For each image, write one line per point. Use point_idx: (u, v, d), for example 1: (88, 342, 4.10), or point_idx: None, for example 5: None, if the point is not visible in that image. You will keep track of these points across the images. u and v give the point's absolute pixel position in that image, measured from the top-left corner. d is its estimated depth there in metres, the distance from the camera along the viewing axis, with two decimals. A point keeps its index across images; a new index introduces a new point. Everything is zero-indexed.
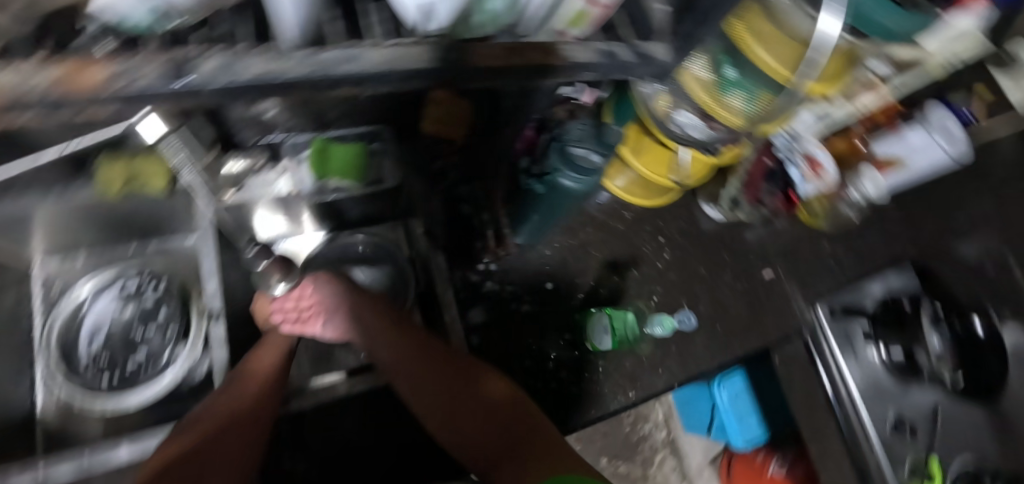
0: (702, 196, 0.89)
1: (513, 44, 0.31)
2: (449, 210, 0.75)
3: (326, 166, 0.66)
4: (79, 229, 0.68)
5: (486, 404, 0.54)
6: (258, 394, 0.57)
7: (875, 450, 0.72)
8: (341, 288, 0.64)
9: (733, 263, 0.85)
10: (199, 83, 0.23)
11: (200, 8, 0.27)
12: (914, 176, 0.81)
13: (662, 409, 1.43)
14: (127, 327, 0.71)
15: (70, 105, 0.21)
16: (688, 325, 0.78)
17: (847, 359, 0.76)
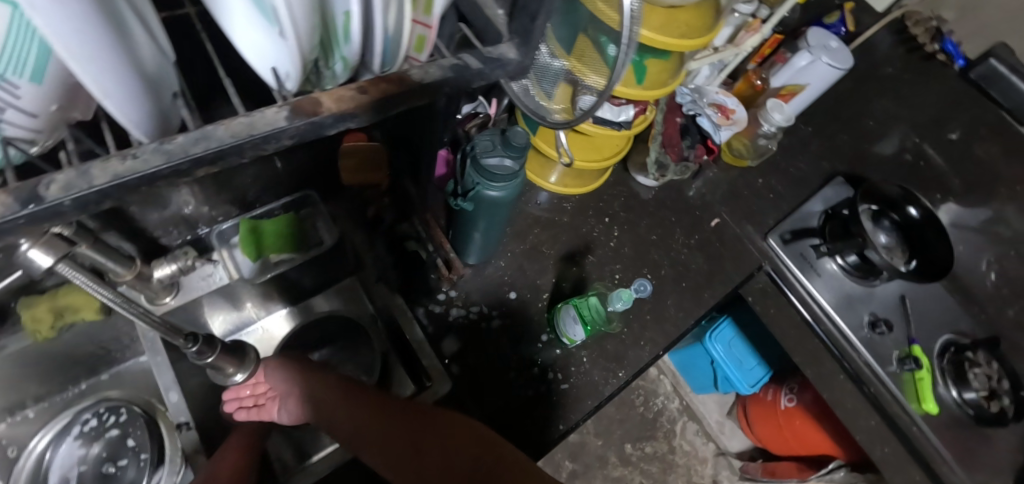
0: (633, 168, 0.90)
1: (364, 83, 0.31)
2: (394, 252, 0.72)
3: (261, 245, 0.65)
4: (24, 384, 0.65)
5: (453, 443, 0.52)
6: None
7: (859, 352, 0.75)
8: (291, 369, 0.63)
9: (680, 222, 0.88)
10: (53, 199, 0.24)
11: (49, 133, 0.30)
12: (811, 95, 0.88)
13: (668, 379, 1.47)
14: (99, 464, 0.67)
15: None
16: (644, 292, 0.78)
17: (814, 281, 0.79)
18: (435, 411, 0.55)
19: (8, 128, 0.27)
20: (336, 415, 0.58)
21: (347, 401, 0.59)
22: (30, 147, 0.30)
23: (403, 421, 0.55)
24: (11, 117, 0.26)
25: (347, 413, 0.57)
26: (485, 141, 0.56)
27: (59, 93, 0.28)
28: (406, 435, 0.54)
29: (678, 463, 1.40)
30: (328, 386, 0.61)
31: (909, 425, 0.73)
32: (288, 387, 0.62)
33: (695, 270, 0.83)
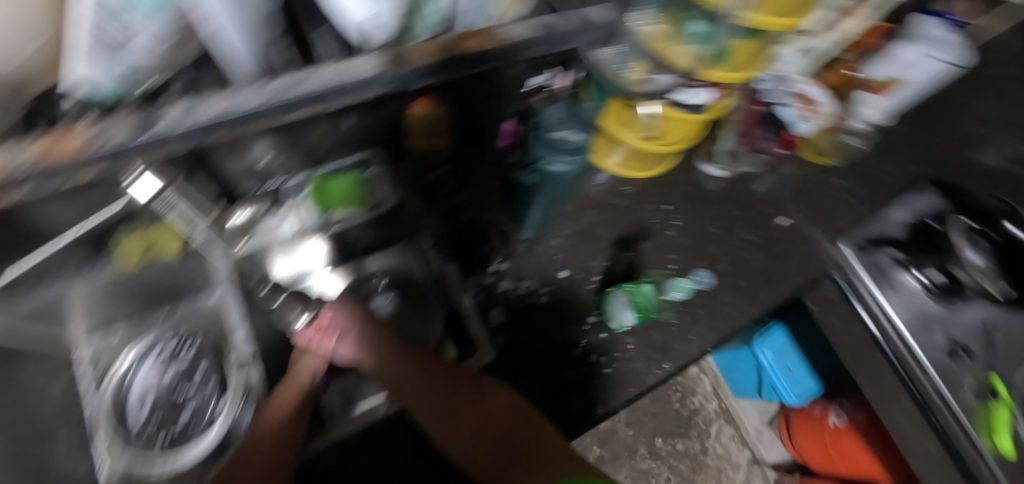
0: (699, 155, 0.87)
1: (446, 42, 0.37)
2: (450, 220, 0.74)
3: (325, 200, 0.66)
4: (116, 303, 0.72)
5: (488, 415, 0.56)
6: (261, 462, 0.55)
7: (931, 377, 0.68)
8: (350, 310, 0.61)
9: (745, 217, 0.84)
10: (174, 125, 0.32)
11: (168, 62, 0.36)
12: (912, 91, 0.80)
13: (709, 379, 1.42)
14: (172, 388, 0.73)
15: (57, 171, 0.30)
16: (707, 283, 0.77)
17: (887, 294, 0.73)
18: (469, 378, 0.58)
19: (138, 55, 0.33)
20: (379, 362, 0.58)
21: (394, 351, 0.58)
22: (146, 78, 0.35)
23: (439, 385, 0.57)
24: (141, 43, 0.33)
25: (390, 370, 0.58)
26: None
27: (176, 27, 0.34)
28: (443, 403, 0.56)
29: (708, 465, 1.37)
30: (375, 335, 0.59)
31: (977, 461, 0.65)
32: (352, 327, 0.60)
33: (755, 268, 0.80)
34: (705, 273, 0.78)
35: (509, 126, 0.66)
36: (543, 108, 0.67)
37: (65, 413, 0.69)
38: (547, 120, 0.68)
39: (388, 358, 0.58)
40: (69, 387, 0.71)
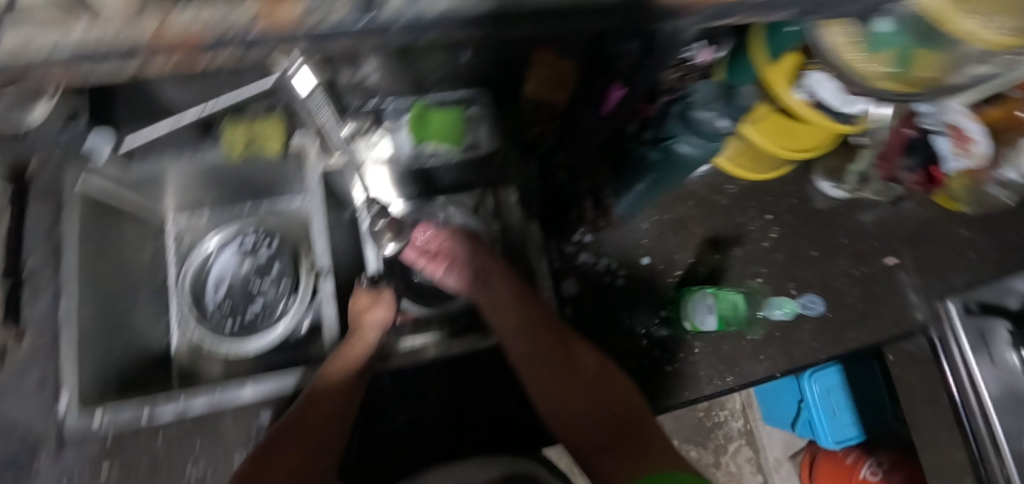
0: (818, 171, 0.79)
1: None
2: (544, 180, 0.71)
3: (424, 130, 0.66)
4: (207, 188, 0.75)
5: (597, 399, 0.59)
6: (307, 435, 0.55)
7: (1003, 457, 0.70)
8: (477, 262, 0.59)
9: (851, 247, 0.77)
10: (388, 17, 0.23)
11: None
12: None
13: (740, 398, 1.27)
14: (246, 280, 0.77)
15: (264, 43, 0.22)
16: (815, 310, 0.72)
17: (981, 363, 0.71)
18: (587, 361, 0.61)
19: None
20: (505, 320, 0.60)
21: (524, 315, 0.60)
22: None
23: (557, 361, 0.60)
24: None
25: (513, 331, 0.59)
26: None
27: None
28: (558, 377, 0.59)
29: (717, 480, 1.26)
30: (508, 293, 0.61)
31: None
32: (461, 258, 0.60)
33: (851, 306, 0.73)
34: (819, 301, 0.72)
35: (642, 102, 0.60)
36: (695, 85, 0.59)
37: (150, 278, 0.74)
38: (697, 100, 0.59)
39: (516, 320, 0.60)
40: (156, 255, 0.77)
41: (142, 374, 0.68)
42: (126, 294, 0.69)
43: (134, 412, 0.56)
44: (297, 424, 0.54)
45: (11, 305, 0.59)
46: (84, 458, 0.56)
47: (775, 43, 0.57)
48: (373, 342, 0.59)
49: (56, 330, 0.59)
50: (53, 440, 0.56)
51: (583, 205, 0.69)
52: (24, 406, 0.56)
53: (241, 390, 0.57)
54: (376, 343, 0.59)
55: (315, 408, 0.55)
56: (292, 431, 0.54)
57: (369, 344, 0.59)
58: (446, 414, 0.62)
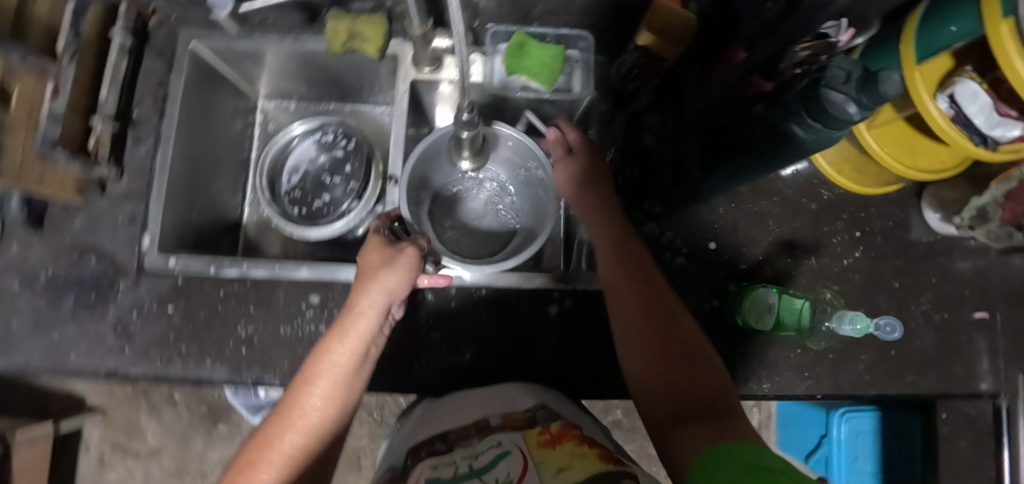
0: (928, 199, 0.72)
1: None
2: (630, 136, 0.69)
3: (520, 63, 0.64)
4: (301, 77, 0.77)
5: (676, 360, 0.50)
6: (310, 417, 0.47)
7: None
8: (587, 180, 0.61)
9: (938, 288, 0.70)
10: None
11: None
12: None
13: (758, 415, 1.20)
14: (319, 173, 0.79)
15: None
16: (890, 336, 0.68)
17: None
18: (679, 319, 0.53)
19: None
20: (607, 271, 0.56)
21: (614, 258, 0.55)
22: None
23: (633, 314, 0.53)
24: None
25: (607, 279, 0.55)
26: (840, 69, 0.43)
27: None
28: (634, 335, 0.53)
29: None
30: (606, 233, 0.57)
31: None
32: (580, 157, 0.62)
33: (918, 347, 0.68)
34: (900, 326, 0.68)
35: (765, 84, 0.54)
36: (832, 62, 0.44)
37: (235, 149, 0.78)
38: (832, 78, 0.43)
39: (614, 269, 0.55)
40: (245, 130, 0.80)
41: (212, 236, 0.73)
42: (213, 160, 0.73)
43: (205, 263, 0.61)
44: (298, 407, 0.47)
45: (118, 145, 0.65)
46: (154, 296, 0.61)
47: (925, 42, 0.50)
48: (386, 301, 0.50)
49: (150, 177, 0.65)
50: (134, 270, 0.62)
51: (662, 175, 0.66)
52: (114, 236, 0.63)
53: (297, 269, 0.61)
54: (388, 301, 0.51)
55: (320, 387, 0.48)
56: (294, 413, 0.47)
57: (383, 302, 0.50)
58: (478, 340, 0.63)
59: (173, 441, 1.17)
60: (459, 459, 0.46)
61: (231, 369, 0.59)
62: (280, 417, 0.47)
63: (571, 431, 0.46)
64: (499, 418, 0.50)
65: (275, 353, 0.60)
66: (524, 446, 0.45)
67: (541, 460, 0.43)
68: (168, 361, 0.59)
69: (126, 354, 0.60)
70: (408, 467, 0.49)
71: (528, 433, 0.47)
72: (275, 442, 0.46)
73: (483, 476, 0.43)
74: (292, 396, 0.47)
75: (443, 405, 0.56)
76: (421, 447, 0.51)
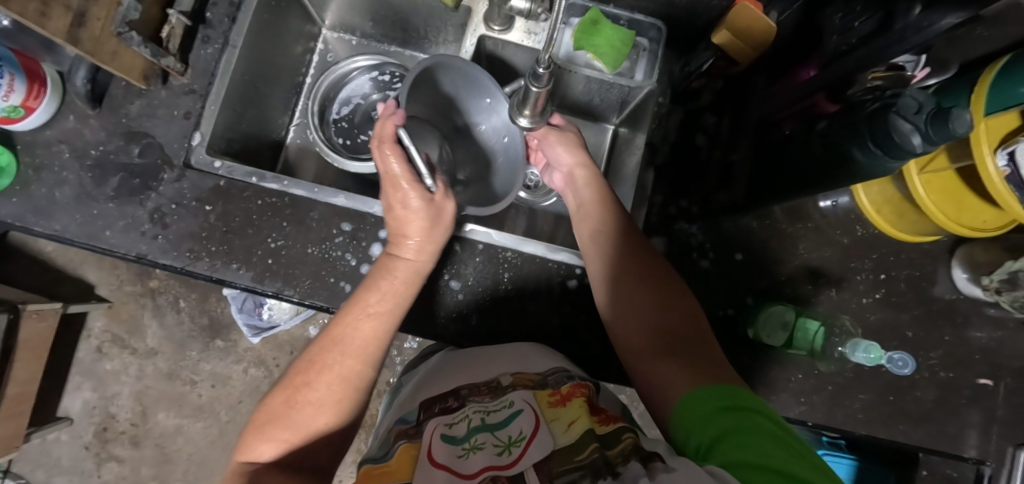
0: (961, 256, 0.71)
1: None
2: (682, 134, 0.70)
3: (589, 39, 0.65)
4: (368, 13, 0.78)
5: (654, 297, 0.54)
6: (364, 348, 0.52)
7: None
8: (575, 146, 0.66)
9: (950, 347, 0.70)
10: None
11: None
12: None
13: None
14: (369, 109, 0.81)
15: None
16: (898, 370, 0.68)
17: None
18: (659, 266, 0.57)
19: None
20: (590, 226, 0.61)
21: (600, 206, 0.62)
22: None
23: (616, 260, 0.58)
24: None
25: (589, 231, 0.61)
26: (913, 99, 0.45)
27: None
28: (617, 280, 0.57)
29: None
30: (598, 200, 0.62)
31: None
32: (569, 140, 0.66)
33: (918, 400, 0.68)
34: (912, 362, 0.68)
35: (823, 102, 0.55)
36: (908, 91, 0.46)
37: (292, 70, 0.79)
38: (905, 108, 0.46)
39: (591, 217, 0.61)
40: (304, 55, 0.81)
41: (255, 150, 0.74)
42: (269, 77, 0.75)
43: (250, 172, 0.63)
44: (353, 336, 0.51)
45: (187, 40, 0.66)
46: (194, 193, 0.63)
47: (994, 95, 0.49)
48: (434, 251, 0.57)
49: (212, 78, 0.66)
50: (180, 164, 0.63)
51: (708, 177, 0.67)
52: (166, 128, 0.65)
53: (335, 196, 0.63)
54: (437, 250, 0.57)
55: (374, 318, 0.53)
56: (348, 340, 0.51)
57: (430, 250, 0.57)
58: (494, 299, 0.64)
59: (172, 345, 1.20)
60: (471, 414, 0.47)
61: (255, 277, 0.61)
62: (334, 343, 0.51)
63: (581, 391, 0.47)
64: (510, 378, 0.51)
65: (298, 269, 0.61)
66: (535, 405, 0.45)
67: (553, 417, 0.43)
68: (196, 257, 0.61)
69: (158, 242, 0.62)
70: (422, 422, 0.49)
71: (539, 393, 0.47)
72: (332, 365, 0.50)
73: (497, 431, 0.43)
74: (346, 326, 0.52)
75: (456, 363, 0.57)
76: (432, 404, 0.51)
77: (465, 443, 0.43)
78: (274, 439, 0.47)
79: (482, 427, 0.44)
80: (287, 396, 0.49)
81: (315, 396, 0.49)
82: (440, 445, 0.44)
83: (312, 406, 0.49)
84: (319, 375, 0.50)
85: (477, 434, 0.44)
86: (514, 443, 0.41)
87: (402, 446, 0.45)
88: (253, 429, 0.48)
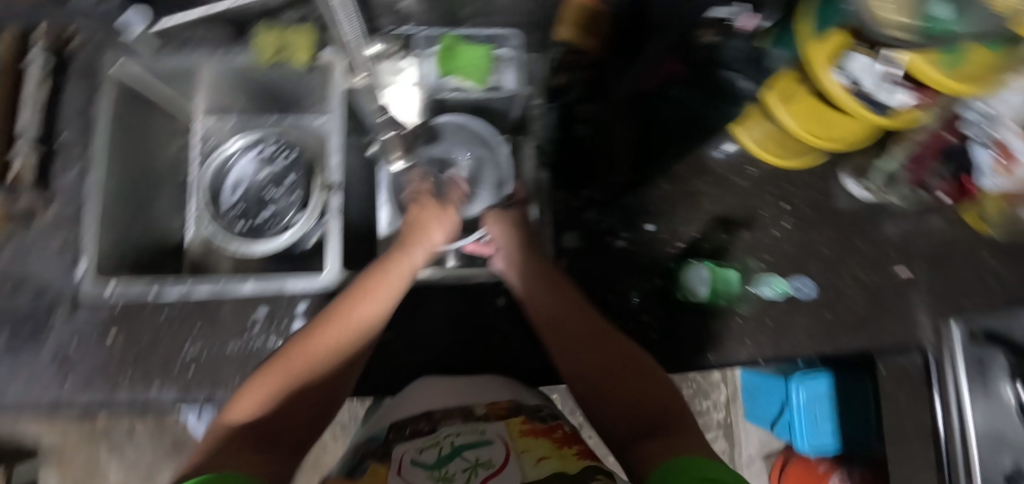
0: (846, 169, 0.76)
1: None
2: (563, 130, 0.72)
3: (452, 63, 0.68)
4: (237, 92, 0.76)
5: (627, 380, 0.49)
6: (367, 311, 0.52)
7: None
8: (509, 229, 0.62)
9: (862, 251, 0.75)
10: None
11: None
12: None
13: (725, 390, 1.04)
14: (261, 186, 0.78)
15: None
16: (803, 294, 0.72)
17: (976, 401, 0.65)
18: (616, 345, 0.52)
19: None
20: (536, 309, 0.56)
21: (540, 290, 0.57)
22: None
23: (563, 333, 0.53)
24: None
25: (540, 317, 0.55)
26: (734, 52, 0.63)
27: None
28: (579, 367, 0.51)
29: None
30: (537, 287, 0.57)
31: None
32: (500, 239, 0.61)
33: (848, 307, 0.73)
34: (814, 286, 0.73)
35: (670, 67, 0.63)
36: (728, 44, 0.62)
37: (173, 168, 0.77)
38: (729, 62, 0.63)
39: (539, 307, 0.56)
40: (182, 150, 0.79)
41: (153, 258, 0.71)
42: (151, 183, 0.72)
43: (139, 287, 0.58)
44: (365, 300, 0.52)
45: (44, 170, 0.63)
46: (94, 323, 0.59)
47: (822, 18, 0.54)
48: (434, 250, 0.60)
49: (81, 202, 0.63)
50: (70, 300, 0.60)
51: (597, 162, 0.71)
52: (46, 264, 0.61)
53: (240, 283, 0.59)
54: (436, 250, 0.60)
55: (384, 287, 0.54)
56: (361, 303, 0.52)
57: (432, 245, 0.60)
58: (434, 334, 0.65)
59: None
60: (443, 439, 0.44)
61: (181, 389, 0.58)
62: (352, 304, 0.52)
63: (555, 429, 0.46)
64: (483, 407, 0.49)
65: (224, 368, 0.59)
66: (506, 436, 0.43)
67: (522, 449, 0.42)
68: (113, 388, 0.58)
69: (67, 386, 0.58)
70: (390, 442, 0.46)
71: (511, 423, 0.46)
72: (344, 323, 0.50)
73: (465, 454, 0.42)
74: (357, 297, 0.52)
75: (437, 387, 0.54)
76: (402, 427, 0.48)
77: (435, 472, 0.40)
78: (261, 393, 0.45)
79: (455, 455, 0.42)
80: (292, 349, 0.48)
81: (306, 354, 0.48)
82: (409, 468, 0.41)
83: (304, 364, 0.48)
84: (325, 332, 0.49)
85: (447, 464, 0.41)
86: (478, 465, 0.40)
87: (372, 463, 0.44)
88: (242, 392, 0.46)
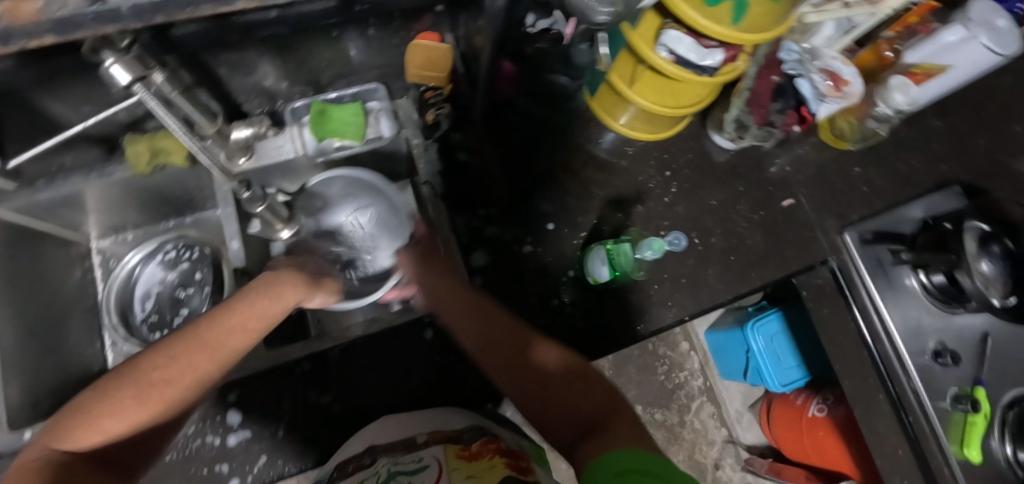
0: (712, 124, 0.83)
1: None
2: (446, 159, 0.79)
3: (326, 128, 0.72)
4: (128, 207, 0.76)
5: (555, 385, 0.53)
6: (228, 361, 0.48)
7: (911, 381, 0.66)
8: (423, 259, 0.64)
9: (747, 194, 0.80)
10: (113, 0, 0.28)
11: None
12: (956, 81, 0.67)
13: (697, 357, 1.20)
14: (171, 288, 0.78)
15: (16, 34, 0.28)
16: (678, 246, 0.76)
17: (884, 297, 0.69)
18: (541, 354, 0.56)
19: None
20: (467, 338, 0.59)
21: (461, 318, 0.59)
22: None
23: (495, 353, 0.57)
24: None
25: (471, 340, 0.59)
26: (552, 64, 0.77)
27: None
28: (516, 382, 0.55)
29: (683, 440, 1.17)
30: (459, 314, 0.60)
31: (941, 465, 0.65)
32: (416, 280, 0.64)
33: (751, 248, 0.76)
34: (683, 237, 0.77)
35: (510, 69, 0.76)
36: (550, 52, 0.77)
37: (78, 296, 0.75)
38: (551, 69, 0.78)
39: (468, 332, 0.59)
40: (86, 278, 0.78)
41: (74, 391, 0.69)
42: (57, 315, 0.70)
43: None
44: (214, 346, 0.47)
45: None
46: None
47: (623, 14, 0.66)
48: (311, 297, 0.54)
49: None
50: None
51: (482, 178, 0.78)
52: None
53: None
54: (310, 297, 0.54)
55: (241, 333, 0.48)
56: (209, 345, 0.46)
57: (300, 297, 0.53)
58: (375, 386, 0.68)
59: None
60: (382, 467, 0.47)
61: None
62: (201, 347, 0.46)
63: (489, 446, 0.47)
64: (425, 435, 0.51)
65: None
66: (442, 458, 0.45)
67: (455, 466, 0.44)
68: None
69: None
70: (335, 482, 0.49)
71: (449, 446, 0.47)
72: (184, 372, 0.45)
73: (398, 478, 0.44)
74: (210, 335, 0.47)
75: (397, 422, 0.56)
76: (346, 464, 0.51)
77: None
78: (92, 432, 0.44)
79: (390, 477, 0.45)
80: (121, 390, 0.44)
81: (148, 397, 0.44)
82: None
83: (134, 410, 0.44)
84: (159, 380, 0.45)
85: None
86: None
87: None
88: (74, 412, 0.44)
